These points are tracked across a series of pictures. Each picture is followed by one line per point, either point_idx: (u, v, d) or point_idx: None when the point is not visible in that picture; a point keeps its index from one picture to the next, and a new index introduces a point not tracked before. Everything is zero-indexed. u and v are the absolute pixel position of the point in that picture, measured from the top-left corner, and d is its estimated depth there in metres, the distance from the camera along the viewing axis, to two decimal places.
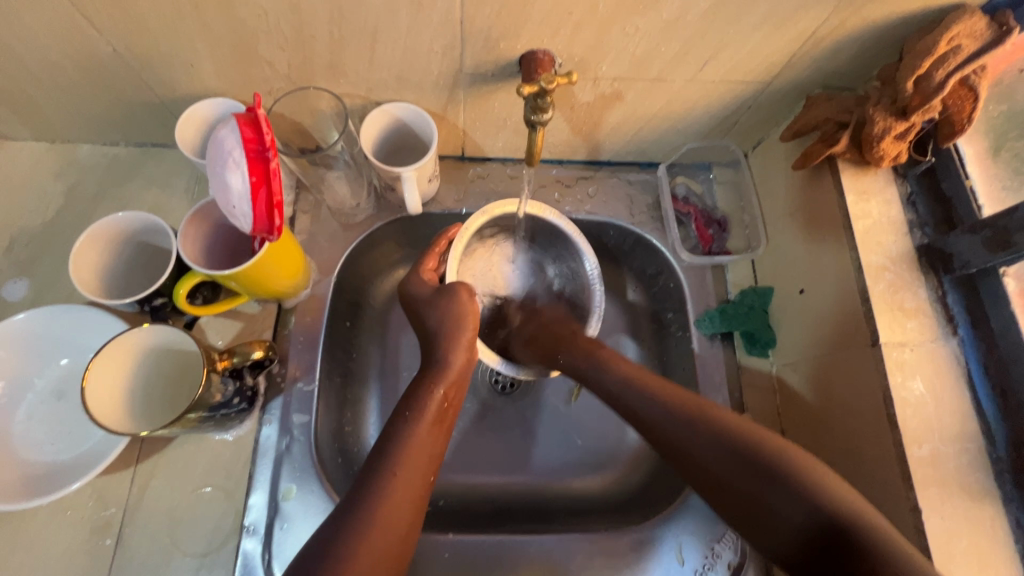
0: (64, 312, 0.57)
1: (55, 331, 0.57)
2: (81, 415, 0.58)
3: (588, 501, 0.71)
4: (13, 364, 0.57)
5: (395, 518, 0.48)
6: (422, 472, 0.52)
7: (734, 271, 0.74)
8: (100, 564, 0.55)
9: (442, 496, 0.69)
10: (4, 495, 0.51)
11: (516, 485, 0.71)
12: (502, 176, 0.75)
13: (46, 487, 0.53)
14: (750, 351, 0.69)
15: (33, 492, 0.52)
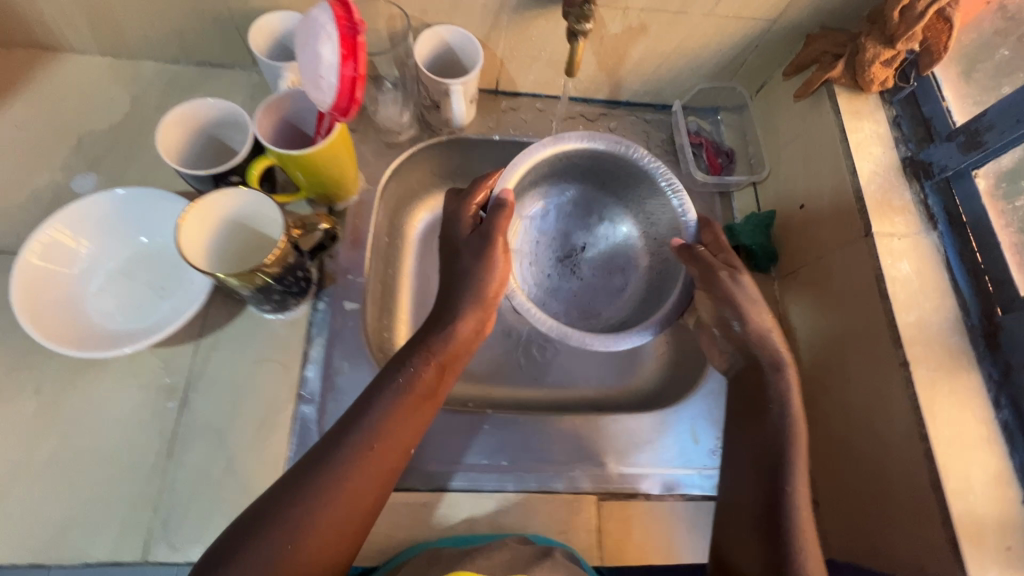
0: (153, 194, 0.62)
1: (134, 212, 0.62)
2: (150, 292, 0.62)
3: (609, 403, 0.79)
4: (91, 239, 0.61)
5: (360, 496, 0.49)
6: (381, 474, 0.51)
7: (739, 199, 0.82)
8: (167, 425, 0.59)
9: (475, 398, 0.75)
10: (79, 348, 0.55)
11: (540, 393, 0.78)
12: (532, 109, 0.83)
13: (112, 344, 0.57)
14: (756, 266, 0.76)
15: (104, 349, 0.56)
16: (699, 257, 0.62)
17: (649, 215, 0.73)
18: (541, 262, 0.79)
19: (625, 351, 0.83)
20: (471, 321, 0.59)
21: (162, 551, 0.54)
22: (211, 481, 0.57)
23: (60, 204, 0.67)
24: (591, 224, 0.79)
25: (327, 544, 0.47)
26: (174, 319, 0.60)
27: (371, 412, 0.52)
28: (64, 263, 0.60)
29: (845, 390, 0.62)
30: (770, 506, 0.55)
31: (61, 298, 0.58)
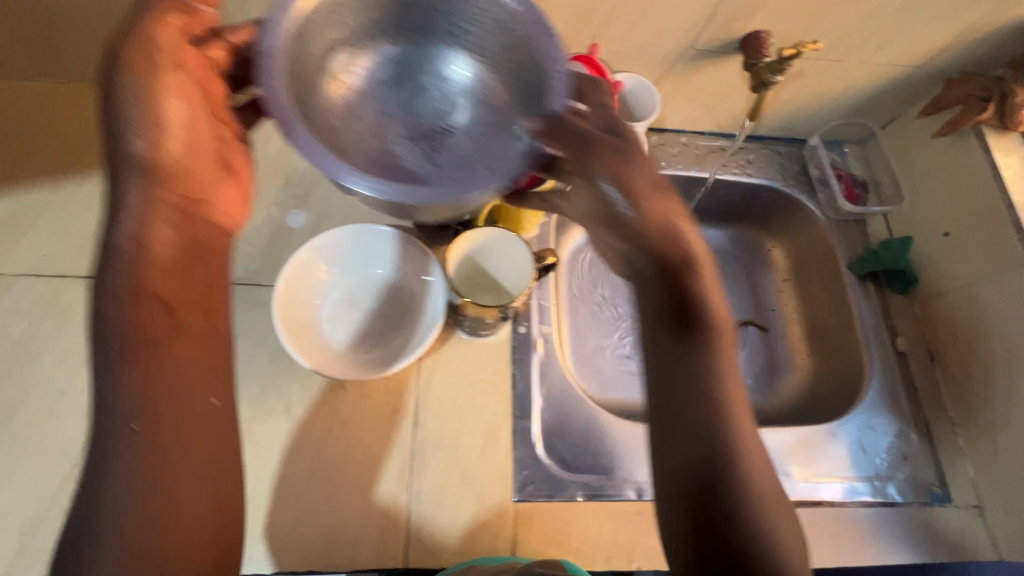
0: (388, 232, 0.67)
1: (360, 247, 0.68)
2: (374, 320, 0.67)
3: (752, 414, 0.87)
4: (324, 270, 0.67)
5: (195, 489, 0.41)
6: (203, 452, 0.43)
7: (872, 225, 0.88)
8: (404, 441, 0.65)
9: (636, 413, 0.86)
10: (335, 371, 0.61)
11: None
12: (677, 143, 0.89)
13: (356, 365, 0.63)
14: (895, 288, 0.83)
15: (352, 373, 0.61)
16: (561, 132, 0.49)
17: (489, 33, 0.51)
18: (387, 133, 0.53)
19: (763, 368, 0.90)
20: (170, 209, 0.47)
21: (420, 556, 0.60)
22: (451, 492, 0.63)
23: (279, 238, 0.73)
24: (425, 75, 0.54)
25: (192, 546, 0.40)
26: (405, 349, 0.65)
27: (99, 306, 0.43)
28: (306, 294, 0.65)
29: (1010, 404, 0.70)
30: (674, 473, 0.42)
31: (306, 326, 0.64)
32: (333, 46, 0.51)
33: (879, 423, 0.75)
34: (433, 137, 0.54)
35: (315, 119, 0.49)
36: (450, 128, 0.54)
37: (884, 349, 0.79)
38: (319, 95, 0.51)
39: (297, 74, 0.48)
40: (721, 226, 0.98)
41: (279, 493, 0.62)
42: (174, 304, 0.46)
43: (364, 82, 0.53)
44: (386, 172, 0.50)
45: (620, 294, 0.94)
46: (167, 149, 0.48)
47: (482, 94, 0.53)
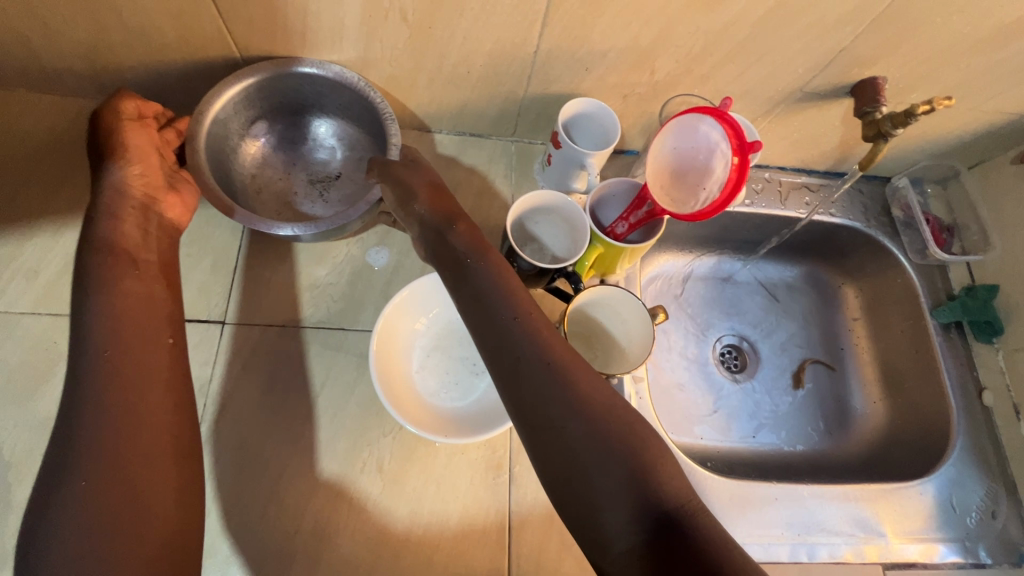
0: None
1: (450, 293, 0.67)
2: (464, 369, 0.66)
3: (827, 459, 0.85)
4: (414, 318, 0.66)
5: (154, 437, 0.51)
6: (166, 426, 0.52)
7: (954, 271, 0.86)
8: (498, 499, 0.63)
9: (710, 458, 0.83)
10: (435, 428, 0.59)
11: (765, 449, 0.86)
12: (760, 179, 0.87)
13: (442, 427, 0.60)
14: (979, 338, 0.82)
15: (450, 428, 0.60)
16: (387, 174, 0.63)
17: (339, 103, 0.70)
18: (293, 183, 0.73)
19: (836, 409, 0.89)
20: (136, 216, 0.60)
21: None
22: (550, 556, 0.61)
23: (362, 277, 0.70)
24: (299, 144, 0.73)
25: (159, 490, 0.49)
26: (492, 413, 0.61)
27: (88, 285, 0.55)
28: (400, 344, 0.64)
29: None
30: (585, 520, 0.43)
31: (401, 378, 0.63)
32: (243, 123, 0.69)
33: (966, 480, 0.74)
34: (325, 181, 0.73)
35: (237, 183, 0.69)
36: (337, 174, 0.74)
37: (967, 402, 0.79)
38: (236, 163, 0.70)
39: (212, 152, 0.65)
40: (793, 262, 0.96)
41: (375, 556, 0.59)
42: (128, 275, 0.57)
43: (269, 146, 0.72)
44: (292, 216, 0.71)
45: (688, 328, 0.93)
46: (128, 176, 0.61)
47: (308, 157, 0.74)
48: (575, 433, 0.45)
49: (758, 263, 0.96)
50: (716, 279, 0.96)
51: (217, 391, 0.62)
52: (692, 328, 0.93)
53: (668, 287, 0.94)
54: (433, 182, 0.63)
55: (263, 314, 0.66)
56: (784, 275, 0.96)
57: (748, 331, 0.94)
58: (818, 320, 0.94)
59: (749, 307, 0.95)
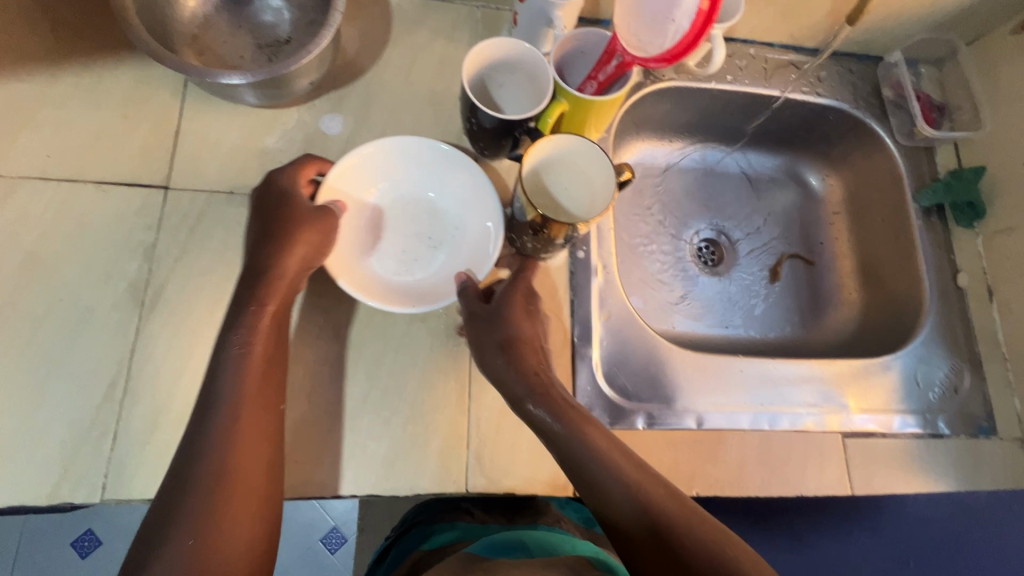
0: (437, 149, 0.62)
1: (397, 165, 0.63)
2: (421, 244, 0.64)
3: (798, 345, 0.85)
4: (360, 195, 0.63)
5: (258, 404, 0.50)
6: (266, 400, 0.51)
7: (942, 154, 0.83)
8: (458, 364, 0.62)
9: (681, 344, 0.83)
10: (394, 302, 0.58)
11: (737, 338, 0.85)
12: (745, 54, 0.81)
13: (398, 297, 0.59)
14: (960, 221, 0.79)
15: (411, 302, 0.59)
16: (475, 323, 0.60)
17: None
18: (239, 48, 0.67)
19: (810, 300, 0.88)
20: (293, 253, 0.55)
21: (481, 482, 0.59)
22: (508, 420, 0.61)
23: (315, 145, 0.66)
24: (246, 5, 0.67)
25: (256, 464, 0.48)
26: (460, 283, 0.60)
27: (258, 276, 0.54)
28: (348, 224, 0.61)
29: None
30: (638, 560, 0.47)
31: (348, 260, 0.60)
32: None
33: (932, 356, 0.74)
34: (273, 46, 0.67)
35: (176, 39, 0.63)
36: (286, 38, 0.67)
37: (940, 284, 0.77)
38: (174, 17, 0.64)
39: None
40: (777, 152, 0.92)
41: (334, 418, 0.59)
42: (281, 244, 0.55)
43: (212, 3, 0.66)
44: None
45: (667, 218, 0.90)
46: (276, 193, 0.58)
47: (255, 21, 0.68)
48: (623, 521, 0.47)
49: (741, 153, 0.92)
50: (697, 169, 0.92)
51: (163, 255, 0.59)
52: (670, 219, 0.90)
53: (646, 176, 0.90)
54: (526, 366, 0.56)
55: (209, 180, 0.62)
56: (767, 165, 0.93)
57: (728, 222, 0.92)
58: (799, 211, 0.92)
59: (730, 198, 0.92)
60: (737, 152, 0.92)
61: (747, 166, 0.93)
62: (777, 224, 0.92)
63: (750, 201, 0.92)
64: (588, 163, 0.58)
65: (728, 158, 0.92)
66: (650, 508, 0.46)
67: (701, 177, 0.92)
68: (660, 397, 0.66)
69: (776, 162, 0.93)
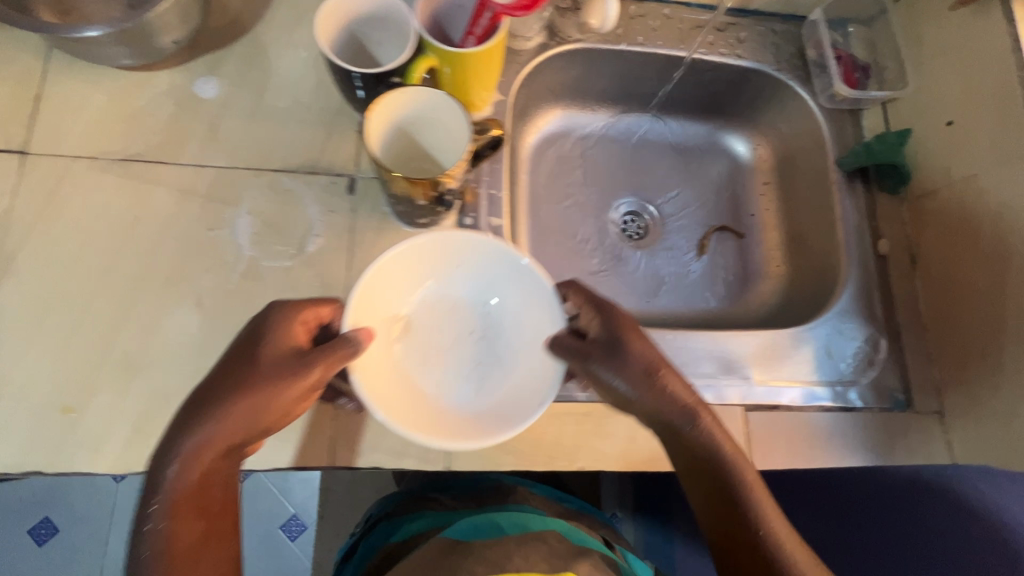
0: (514, 264, 0.53)
1: (410, 266, 0.53)
2: (491, 355, 0.55)
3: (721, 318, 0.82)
4: (398, 309, 0.54)
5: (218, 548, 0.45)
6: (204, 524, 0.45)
7: (869, 117, 0.79)
8: None
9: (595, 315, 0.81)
10: (463, 430, 0.48)
11: (656, 312, 0.81)
12: (659, 15, 0.78)
13: (474, 420, 0.50)
14: (885, 188, 0.76)
15: (467, 429, 0.49)
16: (565, 345, 0.50)
17: None
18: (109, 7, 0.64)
19: (736, 272, 0.84)
20: (290, 396, 0.46)
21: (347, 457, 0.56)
22: None
23: (186, 108, 0.63)
24: None
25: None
26: (500, 412, 0.50)
27: (209, 423, 0.45)
28: (407, 343, 0.54)
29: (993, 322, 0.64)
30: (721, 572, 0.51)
31: (421, 390, 0.52)
32: None
33: (849, 326, 0.71)
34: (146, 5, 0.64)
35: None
36: None
37: (860, 252, 0.73)
38: None
39: None
40: (703, 120, 0.88)
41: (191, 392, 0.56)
42: (259, 394, 0.46)
43: None
44: None
45: (589, 189, 0.87)
46: (273, 334, 0.48)
47: None
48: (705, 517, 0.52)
49: (666, 120, 0.89)
50: (620, 138, 0.88)
51: (16, 221, 0.57)
52: (592, 191, 0.86)
53: (563, 146, 0.86)
54: (646, 363, 0.51)
55: (71, 144, 0.60)
56: (693, 132, 0.89)
57: (654, 193, 0.88)
58: (727, 181, 0.88)
59: (656, 168, 0.89)
60: (662, 120, 0.88)
61: (673, 134, 0.89)
62: (705, 195, 0.88)
63: (677, 170, 0.89)
64: (439, 111, 0.53)
65: (653, 126, 0.89)
66: (752, 521, 0.50)
67: (624, 147, 0.89)
68: None
69: (704, 129, 0.89)
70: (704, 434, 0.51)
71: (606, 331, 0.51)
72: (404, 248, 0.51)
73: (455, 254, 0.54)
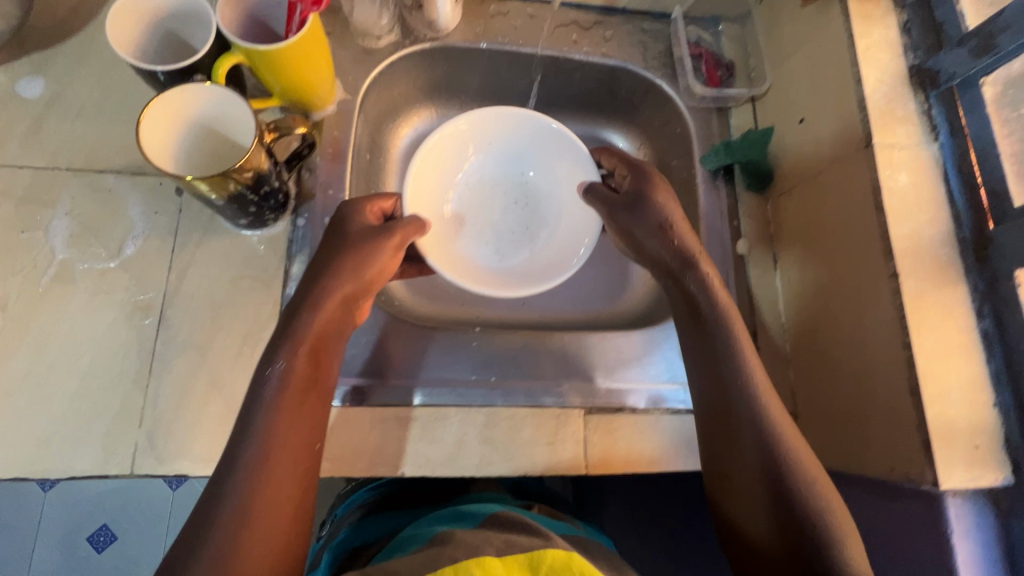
0: (547, 126, 0.69)
1: (451, 151, 0.70)
2: (524, 220, 0.73)
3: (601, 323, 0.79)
4: (448, 183, 0.71)
5: (294, 459, 0.46)
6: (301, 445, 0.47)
7: (737, 115, 0.78)
8: (142, 340, 0.58)
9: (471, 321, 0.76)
10: (516, 284, 0.66)
11: (533, 317, 0.78)
12: (522, 15, 0.77)
13: (512, 278, 0.68)
14: (750, 187, 0.75)
15: (516, 284, 0.67)
16: (598, 196, 0.65)
17: None
18: None
19: (615, 274, 0.82)
20: (371, 273, 0.55)
21: (150, 464, 0.54)
22: (193, 396, 0.56)
23: (9, 108, 0.62)
24: None
25: (265, 534, 0.43)
26: (557, 262, 0.69)
27: (299, 322, 0.51)
28: (439, 212, 0.70)
29: (833, 324, 0.62)
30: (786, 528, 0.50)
31: (443, 244, 0.68)
32: None
33: None
34: None
35: None
36: None
37: (719, 251, 0.72)
38: None
39: None
40: (585, 118, 0.86)
41: None
42: (362, 251, 0.55)
43: None
44: None
45: None
46: (352, 214, 0.57)
47: None
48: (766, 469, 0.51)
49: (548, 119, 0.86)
50: None
51: None
52: None
53: None
54: (660, 219, 0.61)
55: None
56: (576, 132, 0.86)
57: None
58: None
59: None
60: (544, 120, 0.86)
61: None
62: None
63: None
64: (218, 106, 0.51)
65: None
66: (780, 465, 0.51)
67: None
68: (379, 371, 0.62)
69: (588, 129, 0.87)
70: (708, 302, 0.58)
71: (637, 184, 0.64)
72: (445, 130, 0.67)
73: (461, 143, 0.71)
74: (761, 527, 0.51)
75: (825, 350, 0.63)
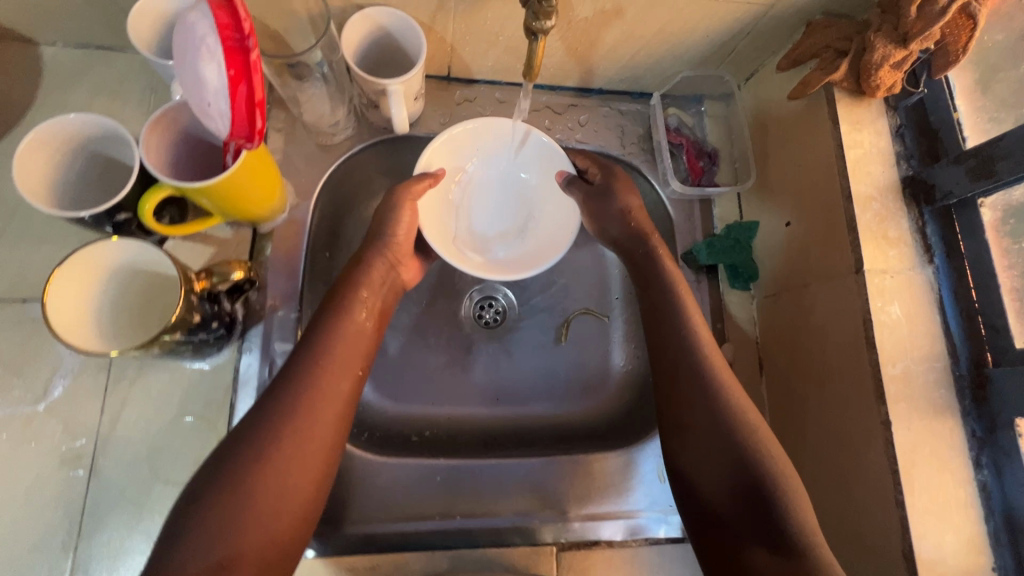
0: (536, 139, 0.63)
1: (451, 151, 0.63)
2: (521, 212, 0.67)
3: (576, 425, 0.71)
4: (447, 181, 0.63)
5: (301, 442, 0.45)
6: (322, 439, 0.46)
7: (721, 204, 0.74)
8: (72, 494, 0.53)
9: (426, 426, 0.67)
10: (525, 267, 0.60)
11: (504, 416, 0.70)
12: (491, 100, 0.72)
13: (520, 262, 0.62)
14: (734, 285, 0.70)
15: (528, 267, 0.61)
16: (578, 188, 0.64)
17: None
18: None
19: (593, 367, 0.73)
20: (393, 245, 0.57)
21: None
22: (130, 556, 0.52)
23: None
24: None
25: (269, 501, 0.42)
26: (560, 236, 0.64)
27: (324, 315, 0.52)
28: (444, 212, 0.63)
29: (821, 456, 0.58)
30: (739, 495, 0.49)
31: (449, 239, 0.61)
32: None
33: None
34: None
35: None
36: None
37: None
38: None
39: None
40: None
41: None
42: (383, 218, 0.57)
43: None
44: None
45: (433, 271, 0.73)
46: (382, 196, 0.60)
47: None
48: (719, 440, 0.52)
49: None
50: None
51: None
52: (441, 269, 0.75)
53: None
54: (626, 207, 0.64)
55: None
56: None
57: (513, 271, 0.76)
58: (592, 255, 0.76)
59: None
60: None
61: None
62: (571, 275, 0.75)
63: None
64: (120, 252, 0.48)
65: None
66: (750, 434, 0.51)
67: None
68: (335, 513, 0.57)
69: None
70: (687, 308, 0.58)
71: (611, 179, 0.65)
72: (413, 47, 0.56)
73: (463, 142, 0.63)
74: (716, 490, 0.51)
75: (812, 482, 0.59)
